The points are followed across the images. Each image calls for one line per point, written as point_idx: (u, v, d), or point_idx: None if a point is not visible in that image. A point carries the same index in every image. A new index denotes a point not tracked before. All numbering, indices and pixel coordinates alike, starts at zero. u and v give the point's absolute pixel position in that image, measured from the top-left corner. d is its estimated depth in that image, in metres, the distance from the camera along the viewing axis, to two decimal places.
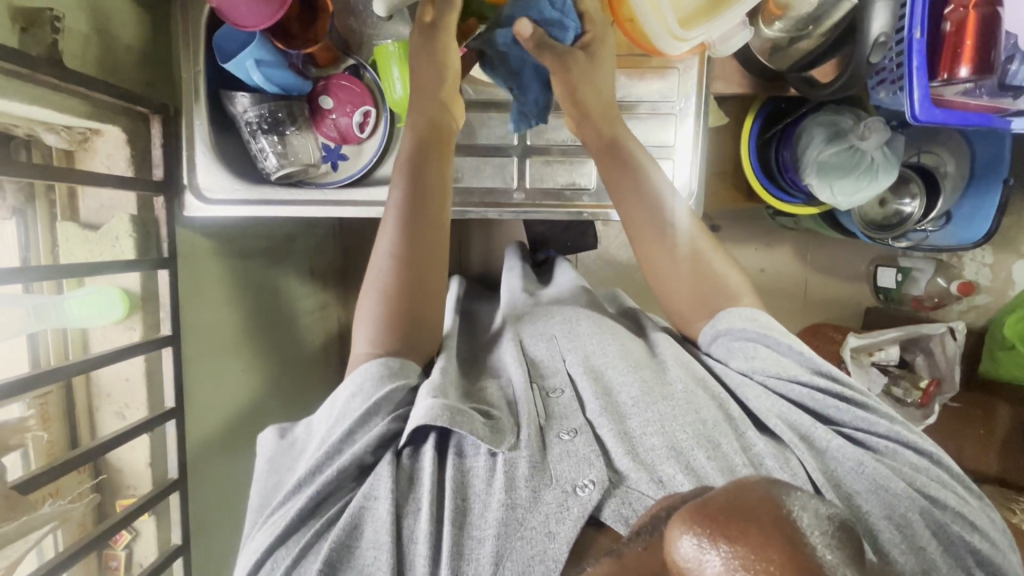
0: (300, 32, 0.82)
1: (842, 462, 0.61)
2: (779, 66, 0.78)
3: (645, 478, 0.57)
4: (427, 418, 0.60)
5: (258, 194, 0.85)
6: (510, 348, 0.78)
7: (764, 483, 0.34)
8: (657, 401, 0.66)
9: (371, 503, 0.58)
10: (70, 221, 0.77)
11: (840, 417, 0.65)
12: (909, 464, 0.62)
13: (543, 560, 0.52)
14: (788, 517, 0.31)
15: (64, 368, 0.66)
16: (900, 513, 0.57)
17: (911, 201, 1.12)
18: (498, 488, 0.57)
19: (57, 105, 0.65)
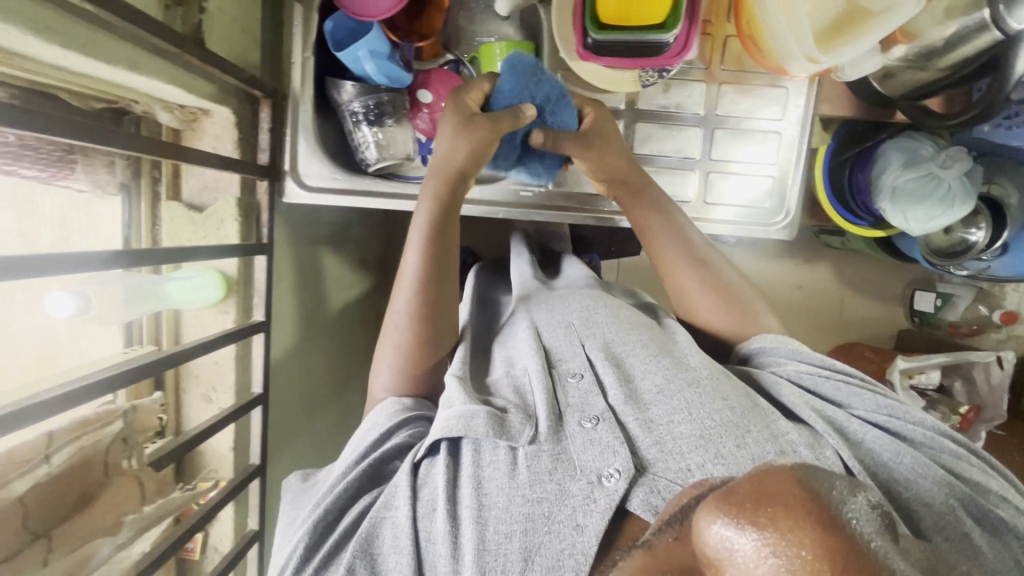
0: (404, 23, 0.81)
1: (880, 453, 0.57)
2: (891, 92, 0.78)
3: (672, 467, 0.52)
4: (443, 430, 0.57)
5: (357, 185, 0.84)
6: (526, 332, 0.73)
7: (792, 464, 0.32)
8: (682, 388, 0.60)
9: (389, 512, 0.55)
10: (175, 202, 0.76)
11: (860, 403, 0.63)
12: (946, 452, 0.59)
13: (573, 555, 0.47)
14: (821, 499, 0.29)
15: (157, 360, 0.61)
16: (938, 500, 0.53)
17: (977, 231, 1.11)
18: (522, 481, 0.53)
19: (188, 84, 0.65)
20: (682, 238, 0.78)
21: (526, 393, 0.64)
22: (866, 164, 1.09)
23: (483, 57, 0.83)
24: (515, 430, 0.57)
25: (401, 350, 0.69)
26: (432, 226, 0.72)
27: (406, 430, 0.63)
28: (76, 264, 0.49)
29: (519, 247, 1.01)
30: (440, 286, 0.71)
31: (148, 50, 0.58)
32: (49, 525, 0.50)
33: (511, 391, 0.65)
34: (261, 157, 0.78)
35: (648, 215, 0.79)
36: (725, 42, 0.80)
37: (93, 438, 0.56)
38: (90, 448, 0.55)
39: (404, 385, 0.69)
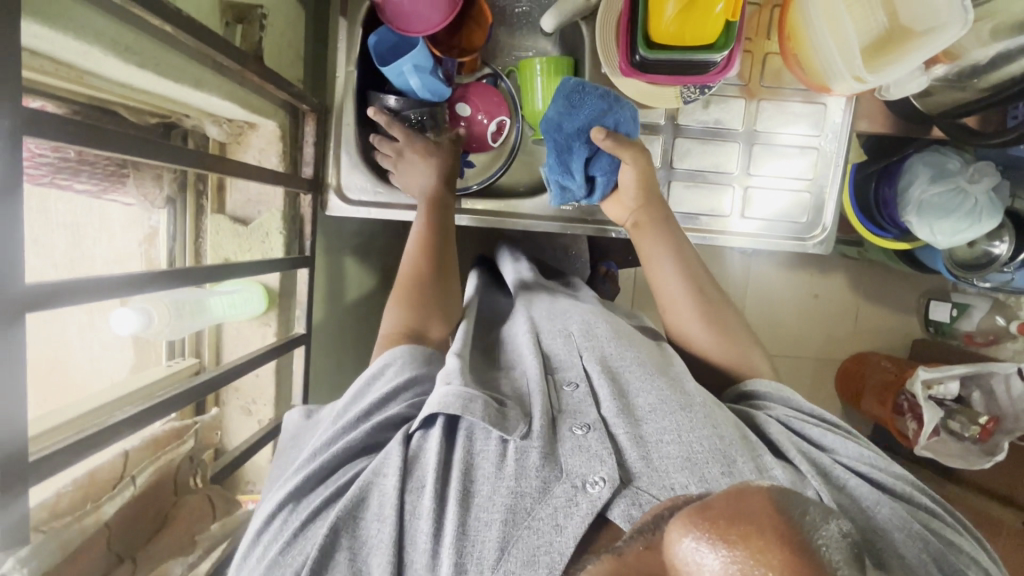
0: (446, 37, 0.80)
1: (860, 496, 0.53)
2: (929, 109, 0.79)
3: (657, 482, 0.51)
4: (440, 405, 0.55)
5: (395, 198, 0.83)
6: (525, 338, 0.72)
7: (768, 486, 0.32)
8: (675, 410, 0.58)
9: (379, 479, 0.53)
10: (221, 214, 0.77)
11: (845, 449, 0.59)
12: (925, 510, 0.55)
13: (549, 552, 0.46)
14: (791, 523, 0.29)
15: (210, 379, 0.59)
16: (911, 553, 0.49)
17: (1001, 244, 1.11)
18: (509, 473, 0.51)
19: (242, 100, 0.65)
20: (680, 252, 0.75)
21: (523, 395, 0.62)
22: (892, 178, 1.10)
23: (523, 72, 0.82)
24: (511, 424, 0.55)
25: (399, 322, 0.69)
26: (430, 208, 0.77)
27: (403, 399, 0.59)
28: (151, 283, 0.49)
29: (517, 261, 1.00)
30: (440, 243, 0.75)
31: (211, 67, 0.58)
32: (128, 548, 0.52)
33: (512, 392, 0.63)
34: (305, 170, 0.78)
35: (655, 241, 0.76)
36: (765, 58, 0.81)
37: (166, 458, 0.59)
38: (165, 468, 0.58)
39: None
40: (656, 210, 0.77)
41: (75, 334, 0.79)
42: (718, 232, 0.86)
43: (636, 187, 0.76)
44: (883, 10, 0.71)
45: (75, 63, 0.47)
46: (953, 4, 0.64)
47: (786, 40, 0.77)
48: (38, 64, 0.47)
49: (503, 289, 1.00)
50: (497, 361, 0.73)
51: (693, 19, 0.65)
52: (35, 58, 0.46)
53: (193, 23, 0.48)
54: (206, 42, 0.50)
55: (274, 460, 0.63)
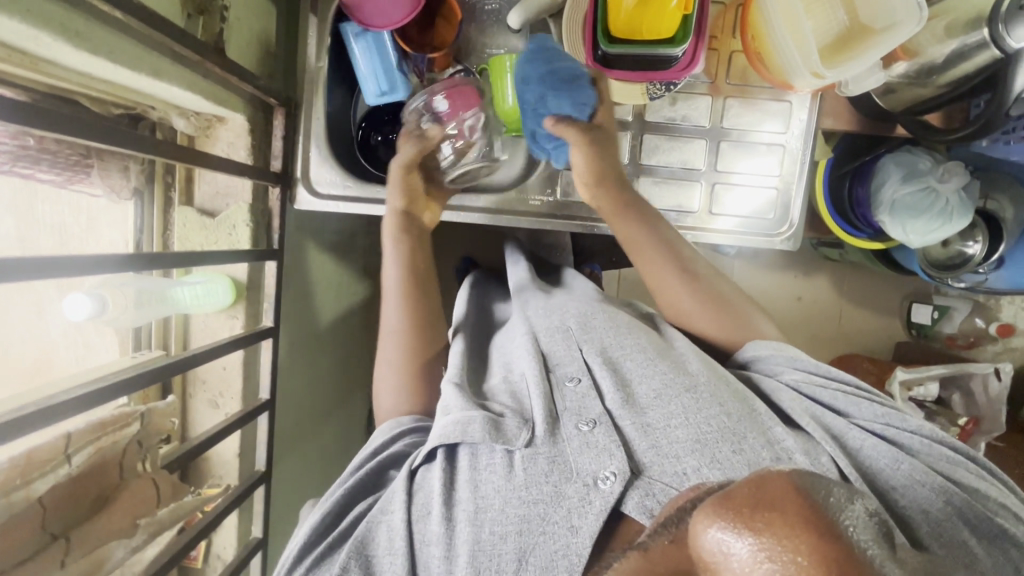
0: (416, 36, 0.82)
1: (877, 459, 0.57)
2: (891, 106, 0.81)
3: (668, 471, 0.53)
4: (440, 436, 0.58)
5: (367, 193, 0.85)
6: (522, 337, 0.74)
7: (793, 470, 0.31)
8: (680, 394, 0.61)
9: (384, 516, 0.55)
10: (188, 206, 0.77)
11: (861, 412, 0.62)
12: (944, 457, 0.58)
13: (566, 555, 0.48)
14: (819, 505, 0.28)
15: (166, 366, 0.59)
16: (935, 507, 0.52)
17: (974, 244, 1.12)
18: (518, 484, 0.54)
19: (205, 91, 0.66)
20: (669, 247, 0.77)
21: (523, 398, 0.65)
22: (865, 177, 1.10)
23: (493, 70, 0.83)
24: (511, 434, 0.58)
25: (396, 365, 0.73)
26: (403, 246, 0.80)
27: (407, 437, 0.65)
28: (99, 265, 0.49)
29: (516, 257, 1.02)
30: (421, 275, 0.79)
31: (171, 57, 0.59)
32: (66, 526, 0.54)
33: (507, 394, 0.66)
34: (274, 164, 0.79)
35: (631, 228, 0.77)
36: (731, 57, 0.83)
37: (111, 439, 0.59)
38: (108, 448, 0.59)
39: (405, 403, 0.71)
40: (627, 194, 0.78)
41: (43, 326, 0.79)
42: (687, 228, 0.87)
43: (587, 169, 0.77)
44: (844, 8, 0.72)
45: (28, 49, 0.48)
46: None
47: (750, 40, 0.77)
48: None
49: (497, 291, 1.02)
50: (486, 369, 0.77)
51: (650, 9, 0.67)
52: None
53: (145, 10, 0.48)
54: (159, 30, 0.51)
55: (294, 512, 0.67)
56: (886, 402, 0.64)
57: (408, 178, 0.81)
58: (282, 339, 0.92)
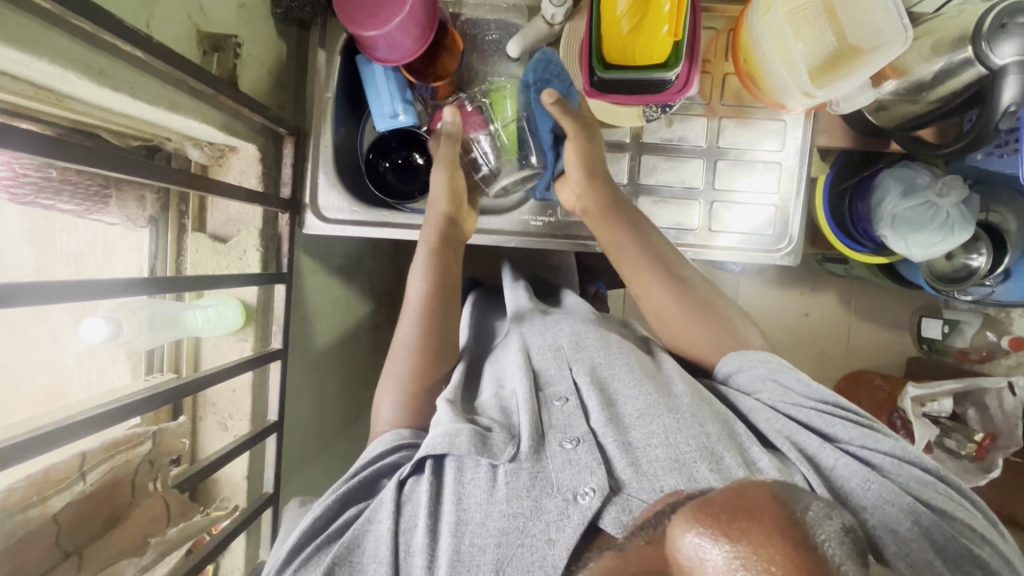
0: (422, 66, 0.85)
1: (848, 479, 0.59)
2: (884, 124, 0.82)
3: (645, 488, 0.55)
4: (427, 447, 0.61)
5: (371, 218, 0.88)
6: (515, 355, 0.76)
7: (772, 482, 0.33)
8: (663, 414, 0.63)
9: (372, 525, 0.58)
10: (200, 232, 0.80)
11: (839, 433, 0.62)
12: (914, 478, 0.59)
13: (543, 566, 0.51)
14: (795, 518, 0.30)
15: (178, 388, 0.61)
16: (903, 526, 0.54)
17: (979, 257, 1.12)
18: (500, 498, 0.56)
19: (219, 123, 0.69)
20: (655, 251, 0.78)
21: (511, 413, 0.67)
22: (864, 192, 1.12)
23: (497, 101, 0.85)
24: (496, 448, 0.60)
25: (401, 382, 0.74)
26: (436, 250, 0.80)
27: (404, 451, 0.67)
28: (119, 290, 0.51)
29: (511, 277, 1.03)
30: (445, 298, 0.78)
31: (187, 91, 0.62)
32: (78, 544, 0.55)
33: (496, 410, 0.68)
34: (283, 191, 0.82)
35: (615, 231, 0.79)
36: (724, 79, 0.85)
37: (124, 458, 0.60)
38: (123, 467, 0.60)
39: (405, 412, 0.72)
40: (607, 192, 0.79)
41: (59, 350, 0.81)
42: (687, 246, 0.88)
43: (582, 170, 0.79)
44: (833, 29, 0.74)
45: (53, 87, 0.51)
46: (894, 22, 0.68)
47: (742, 63, 0.79)
48: (19, 88, 0.51)
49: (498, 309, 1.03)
50: (478, 387, 0.78)
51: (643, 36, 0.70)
52: (18, 82, 0.50)
53: (165, 49, 0.52)
54: (177, 67, 0.54)
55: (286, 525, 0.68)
56: (865, 420, 0.64)
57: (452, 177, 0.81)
58: (291, 361, 0.94)
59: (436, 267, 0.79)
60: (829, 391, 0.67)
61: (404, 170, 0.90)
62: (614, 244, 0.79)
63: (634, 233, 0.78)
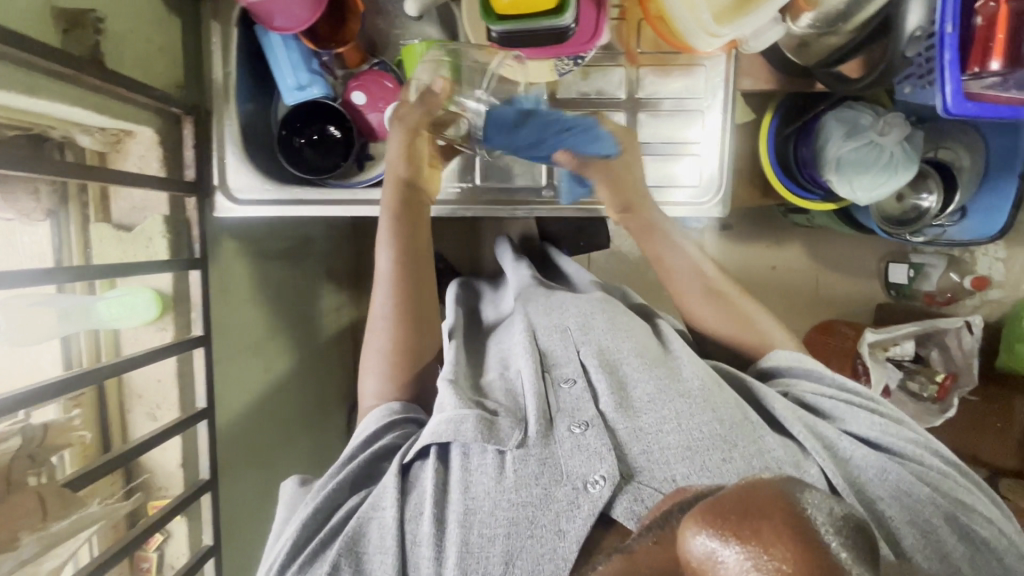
0: (328, 33, 0.83)
1: (865, 468, 0.61)
2: (806, 62, 0.79)
3: (658, 476, 0.57)
4: (433, 435, 0.62)
5: (286, 194, 0.85)
6: (521, 337, 0.75)
7: (783, 476, 0.32)
8: (673, 398, 0.65)
9: (376, 512, 0.59)
10: (104, 223, 0.77)
11: (856, 421, 0.66)
12: (933, 467, 0.62)
13: (553, 560, 0.52)
14: (807, 515, 0.29)
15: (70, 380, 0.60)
16: (920, 517, 0.56)
17: (928, 197, 1.12)
18: (508, 484, 0.58)
19: (96, 105, 0.66)
20: (692, 265, 0.83)
21: (519, 396, 0.68)
22: (808, 136, 1.07)
23: (406, 60, 0.84)
24: (504, 435, 0.61)
25: (385, 353, 0.76)
26: (398, 214, 0.77)
27: (399, 429, 0.70)
28: None
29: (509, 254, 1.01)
30: (416, 249, 0.78)
31: (44, 73, 0.60)
32: None
33: (505, 394, 0.69)
34: (188, 173, 0.80)
35: (662, 247, 0.84)
36: (640, 24, 0.81)
37: None
38: None
39: (389, 385, 0.75)
40: (628, 205, 0.81)
41: None
42: None
43: (614, 194, 0.80)
44: None
45: None
46: None
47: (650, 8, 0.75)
48: None
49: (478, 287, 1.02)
50: (483, 363, 0.79)
51: None
52: None
53: None
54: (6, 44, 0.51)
55: (283, 505, 0.69)
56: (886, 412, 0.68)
57: (413, 141, 0.76)
58: (237, 345, 0.93)
59: (398, 237, 0.77)
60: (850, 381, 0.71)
61: (321, 145, 0.87)
62: (659, 264, 0.84)
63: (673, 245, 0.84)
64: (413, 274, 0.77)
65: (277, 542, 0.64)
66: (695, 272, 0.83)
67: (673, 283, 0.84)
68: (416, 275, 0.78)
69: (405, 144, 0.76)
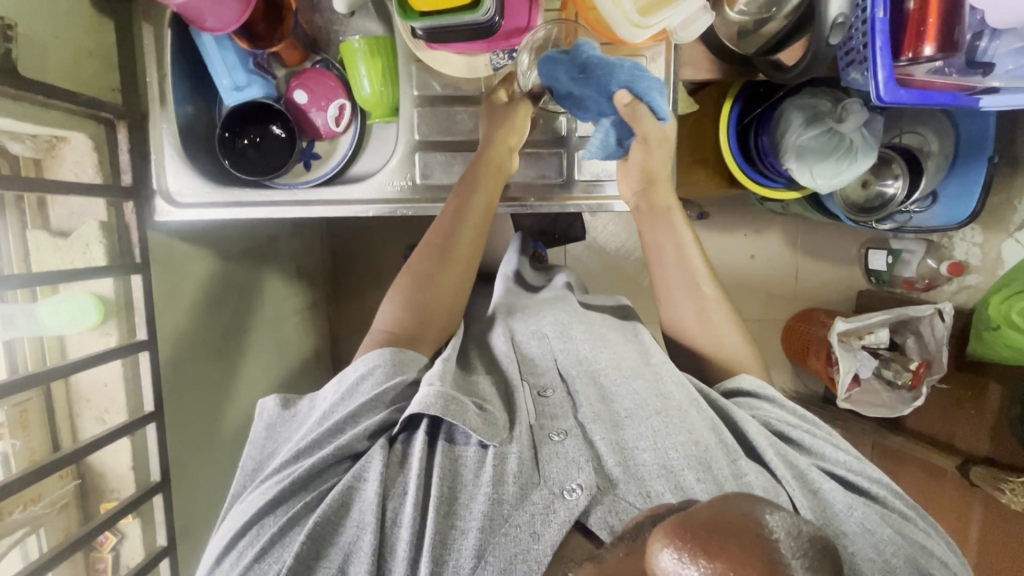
0: (266, 33, 0.81)
1: (834, 503, 0.59)
2: (745, 50, 0.77)
3: (635, 489, 0.57)
4: (420, 406, 0.61)
5: (228, 196, 0.85)
6: (501, 341, 0.78)
7: (744, 494, 0.33)
8: (653, 415, 0.65)
9: (358, 485, 0.59)
10: (41, 229, 0.78)
11: (827, 453, 0.65)
12: (897, 511, 0.61)
13: (526, 560, 0.51)
14: (766, 533, 0.30)
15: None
16: (883, 556, 0.55)
17: (893, 183, 1.10)
18: (486, 481, 0.57)
19: (17, 113, 0.66)
20: (682, 262, 0.79)
21: (510, 397, 0.68)
22: (769, 124, 1.05)
23: (346, 56, 0.84)
24: (491, 430, 0.62)
25: (411, 285, 0.77)
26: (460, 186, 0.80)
27: (386, 408, 0.65)
28: None
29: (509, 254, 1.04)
30: (468, 219, 0.79)
31: None
32: None
33: (497, 396, 0.69)
34: (124, 178, 0.80)
35: (657, 235, 0.81)
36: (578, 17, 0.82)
37: None
38: None
39: (405, 320, 0.74)
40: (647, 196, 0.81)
41: None
42: (560, 200, 0.87)
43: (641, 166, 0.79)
44: None
45: None
46: None
47: None
48: None
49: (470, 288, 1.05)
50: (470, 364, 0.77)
51: None
52: None
53: None
54: None
55: (249, 457, 0.66)
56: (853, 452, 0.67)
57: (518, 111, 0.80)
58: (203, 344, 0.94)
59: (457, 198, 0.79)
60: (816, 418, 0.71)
61: (266, 145, 0.87)
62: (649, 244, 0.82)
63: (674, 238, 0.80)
64: (451, 235, 0.78)
65: (240, 506, 0.62)
66: (686, 273, 0.79)
67: (660, 275, 0.81)
68: (454, 235, 0.78)
69: (513, 115, 0.80)
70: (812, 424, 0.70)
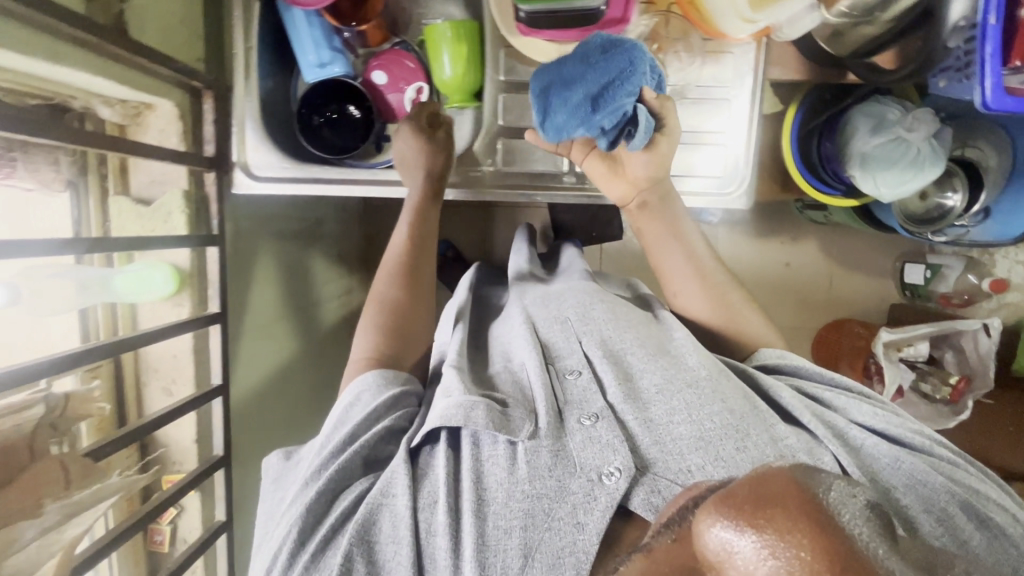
0: (350, 10, 0.81)
1: (879, 458, 0.59)
2: (839, 51, 0.78)
3: (673, 467, 0.54)
4: (443, 418, 0.59)
5: (306, 173, 0.85)
6: (521, 329, 0.73)
7: (793, 463, 0.30)
8: (682, 389, 0.61)
9: (387, 499, 0.56)
10: (122, 195, 0.77)
11: (860, 411, 0.64)
12: (945, 458, 0.60)
13: (573, 552, 0.50)
14: (821, 500, 0.26)
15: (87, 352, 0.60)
16: (940, 506, 0.54)
17: (953, 195, 1.09)
18: (521, 477, 0.55)
19: (119, 75, 0.66)
20: (688, 253, 0.80)
21: (526, 387, 0.65)
22: (834, 131, 1.06)
23: (429, 39, 0.82)
24: (515, 426, 0.58)
25: (384, 312, 0.77)
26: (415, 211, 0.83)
27: (386, 416, 0.64)
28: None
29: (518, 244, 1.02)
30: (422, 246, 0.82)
31: (70, 42, 0.60)
32: None
33: (514, 388, 0.65)
34: (207, 148, 0.79)
35: (662, 235, 0.80)
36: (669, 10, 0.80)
37: (13, 421, 0.58)
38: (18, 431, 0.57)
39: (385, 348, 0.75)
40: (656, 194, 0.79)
41: None
42: None
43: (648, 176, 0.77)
44: None
45: None
46: None
47: None
48: None
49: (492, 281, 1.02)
50: (486, 353, 0.76)
51: None
52: None
53: None
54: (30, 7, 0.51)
55: (261, 511, 0.65)
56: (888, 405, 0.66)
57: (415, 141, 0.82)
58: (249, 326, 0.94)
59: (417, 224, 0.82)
60: (848, 379, 0.69)
61: (341, 125, 0.87)
62: (651, 240, 0.80)
63: (678, 236, 0.79)
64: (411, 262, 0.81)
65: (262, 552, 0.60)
66: (693, 265, 0.80)
67: (665, 268, 0.81)
68: (414, 263, 0.81)
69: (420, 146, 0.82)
70: (841, 387, 0.69)
